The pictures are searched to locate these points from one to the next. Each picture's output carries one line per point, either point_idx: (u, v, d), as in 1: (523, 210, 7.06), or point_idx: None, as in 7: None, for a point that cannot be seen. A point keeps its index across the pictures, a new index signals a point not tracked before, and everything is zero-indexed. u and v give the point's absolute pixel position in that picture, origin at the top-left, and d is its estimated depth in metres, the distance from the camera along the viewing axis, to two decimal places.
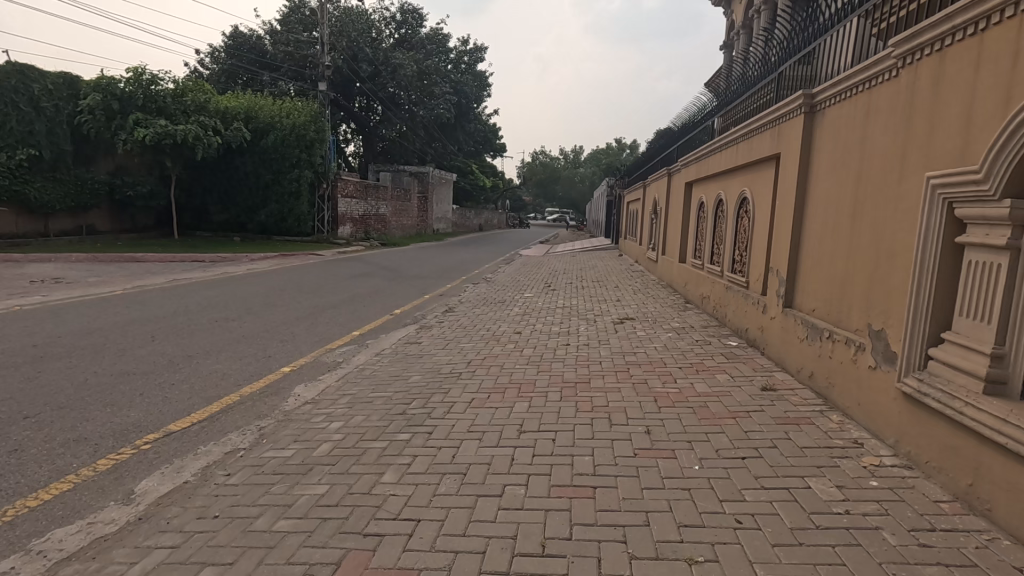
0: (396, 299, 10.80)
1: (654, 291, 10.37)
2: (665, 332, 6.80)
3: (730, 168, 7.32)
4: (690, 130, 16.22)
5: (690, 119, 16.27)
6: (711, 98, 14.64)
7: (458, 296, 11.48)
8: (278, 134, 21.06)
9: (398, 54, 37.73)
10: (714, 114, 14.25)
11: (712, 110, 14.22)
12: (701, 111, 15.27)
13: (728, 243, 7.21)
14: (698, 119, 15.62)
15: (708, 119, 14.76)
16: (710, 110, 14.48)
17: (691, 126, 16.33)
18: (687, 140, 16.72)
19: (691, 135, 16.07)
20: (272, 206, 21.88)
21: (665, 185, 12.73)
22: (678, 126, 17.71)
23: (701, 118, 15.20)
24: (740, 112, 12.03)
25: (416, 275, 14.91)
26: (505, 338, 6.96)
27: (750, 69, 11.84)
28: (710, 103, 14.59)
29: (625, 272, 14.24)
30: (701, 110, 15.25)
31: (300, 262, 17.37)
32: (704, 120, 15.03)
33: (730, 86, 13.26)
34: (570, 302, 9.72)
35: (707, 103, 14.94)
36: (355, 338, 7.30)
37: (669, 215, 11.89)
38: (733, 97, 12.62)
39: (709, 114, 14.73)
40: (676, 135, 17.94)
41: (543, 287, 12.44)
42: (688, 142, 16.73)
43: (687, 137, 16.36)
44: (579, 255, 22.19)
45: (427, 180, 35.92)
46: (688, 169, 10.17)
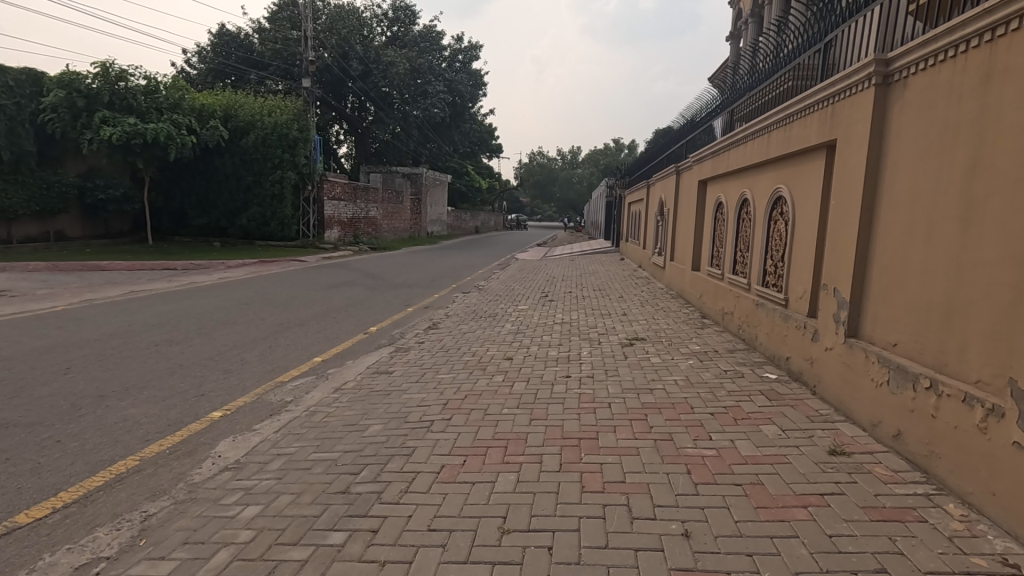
0: (375, 313, 9.66)
1: (663, 303, 9.27)
2: (684, 359, 5.67)
3: (757, 162, 6.20)
4: (695, 128, 15.18)
5: (695, 116, 15.21)
6: (717, 94, 13.60)
7: (445, 308, 10.34)
8: (259, 134, 19.93)
9: (390, 52, 36.72)
10: (721, 110, 13.19)
11: (719, 105, 13.17)
12: (707, 106, 14.23)
13: (756, 251, 6.09)
14: (703, 116, 14.60)
15: (714, 116, 13.74)
16: (717, 107, 13.45)
17: (696, 124, 15.29)
18: (692, 138, 15.65)
19: (696, 133, 15.06)
20: (253, 210, 20.75)
21: (672, 184, 11.60)
22: (682, 125, 16.66)
23: (707, 114, 14.15)
24: (753, 103, 10.97)
25: (402, 283, 13.80)
26: (493, 366, 5.84)
27: (761, 60, 10.82)
28: (716, 100, 13.56)
29: (628, 279, 13.14)
30: (708, 105, 14.23)
31: (279, 269, 16.24)
32: (710, 117, 13.98)
33: (741, 78, 12.21)
34: (569, 316, 8.60)
35: (712, 100, 13.94)
36: (316, 366, 6.16)
37: (679, 218, 10.76)
38: (746, 88, 11.56)
39: (715, 111, 13.71)
40: (680, 133, 16.86)
41: (539, 297, 11.31)
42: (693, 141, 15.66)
43: (692, 136, 15.33)
44: (578, 258, 21.07)
45: (420, 181, 34.82)
46: (701, 166, 9.03)
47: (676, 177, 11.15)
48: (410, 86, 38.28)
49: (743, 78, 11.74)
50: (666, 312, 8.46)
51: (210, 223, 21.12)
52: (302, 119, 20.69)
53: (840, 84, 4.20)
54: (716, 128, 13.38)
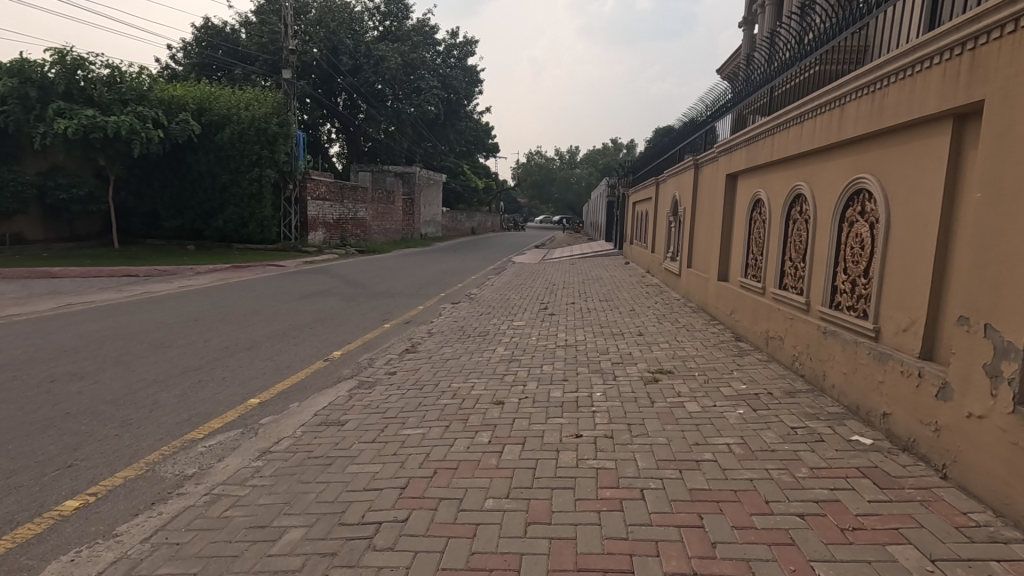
0: (346, 330, 8.25)
1: (684, 319, 7.87)
2: (731, 407, 4.28)
3: (818, 147, 4.84)
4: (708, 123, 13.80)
5: (707, 108, 13.84)
6: (733, 85, 12.22)
7: (429, 324, 8.91)
8: (235, 128, 18.49)
9: (382, 46, 35.45)
10: (738, 104, 11.83)
11: (737, 94, 11.80)
12: (720, 97, 12.90)
13: (820, 262, 4.71)
14: (716, 111, 13.22)
15: (728, 110, 12.36)
16: (733, 101, 12.07)
17: (709, 118, 13.92)
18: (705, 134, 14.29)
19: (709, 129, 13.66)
20: (230, 210, 19.31)
21: (688, 180, 10.22)
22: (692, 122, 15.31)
23: (721, 108, 12.77)
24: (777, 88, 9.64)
25: (386, 291, 12.39)
26: (477, 415, 4.42)
27: (785, 43, 9.50)
28: (732, 93, 12.19)
29: (638, 287, 11.76)
30: (721, 96, 12.87)
31: (253, 275, 14.83)
32: (723, 112, 12.62)
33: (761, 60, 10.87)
34: (574, 337, 7.16)
35: (726, 92, 12.57)
36: (247, 414, 4.73)
37: (698, 220, 9.40)
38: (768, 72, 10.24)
39: (729, 105, 12.33)
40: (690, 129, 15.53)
41: (537, 309, 9.87)
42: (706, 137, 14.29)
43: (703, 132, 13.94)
44: (579, 261, 19.69)
45: (413, 181, 33.36)
46: (729, 157, 7.63)
47: (693, 172, 9.78)
48: (402, 81, 36.87)
49: (765, 64, 10.36)
50: (691, 332, 7.06)
51: (184, 226, 19.69)
52: (283, 113, 19.33)
53: (991, 17, 2.80)
54: (732, 121, 12.01)
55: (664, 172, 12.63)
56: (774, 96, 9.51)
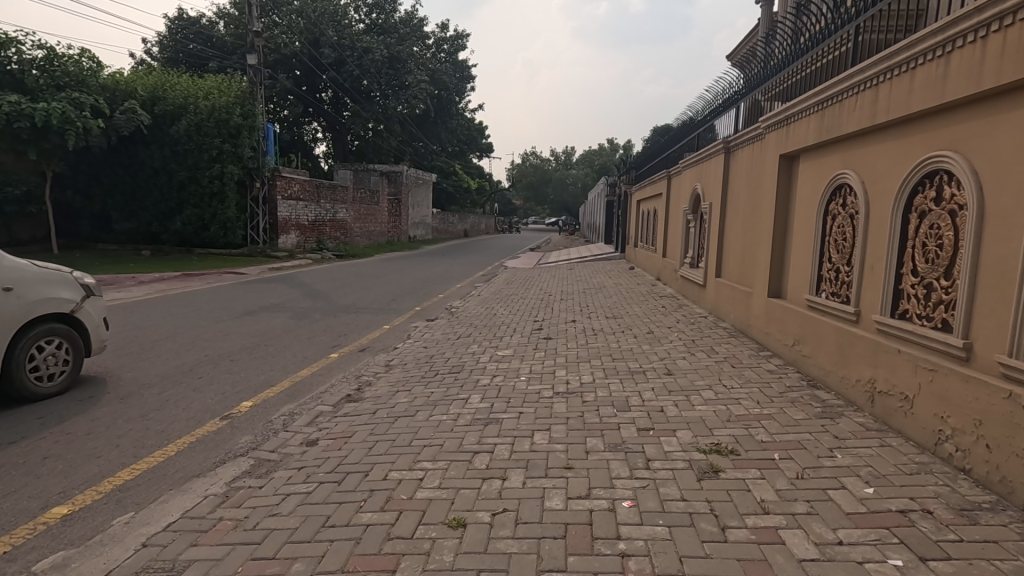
0: (278, 364, 6.29)
1: (722, 348, 5.96)
2: (877, 553, 2.34)
3: (986, 90, 2.94)
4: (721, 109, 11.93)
5: (721, 94, 11.98)
6: (752, 66, 10.36)
7: (389, 353, 6.90)
8: (192, 119, 16.56)
9: (367, 38, 33.55)
10: (757, 87, 9.97)
11: (760, 73, 9.95)
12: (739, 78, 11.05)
13: (997, 283, 2.80)
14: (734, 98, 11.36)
15: (746, 95, 10.51)
16: (753, 85, 10.21)
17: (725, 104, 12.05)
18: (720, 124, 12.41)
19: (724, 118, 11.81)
20: (189, 211, 17.32)
21: (714, 169, 8.32)
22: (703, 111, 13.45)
23: (740, 91, 10.89)
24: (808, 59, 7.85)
25: (350, 305, 10.43)
26: (414, 561, 2.48)
27: (819, 8, 7.68)
28: (751, 75, 10.33)
29: (649, 300, 9.85)
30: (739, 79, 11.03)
31: (202, 285, 12.83)
32: (742, 96, 10.74)
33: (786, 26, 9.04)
34: (580, 378, 5.17)
35: (744, 74, 10.72)
36: (23, 547, 2.75)
37: (730, 218, 7.53)
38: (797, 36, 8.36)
39: (747, 90, 10.48)
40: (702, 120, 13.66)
41: (529, 329, 7.90)
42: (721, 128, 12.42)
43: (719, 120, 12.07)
44: (576, 266, 17.79)
45: (400, 180, 31.38)
46: (782, 133, 5.72)
47: (722, 156, 7.87)
48: (390, 76, 34.87)
49: (790, 37, 8.53)
50: (738, 370, 5.14)
51: (138, 229, 17.71)
52: (248, 102, 17.40)
53: None
54: (753, 108, 10.16)
55: (680, 161, 10.74)
56: (806, 74, 7.68)
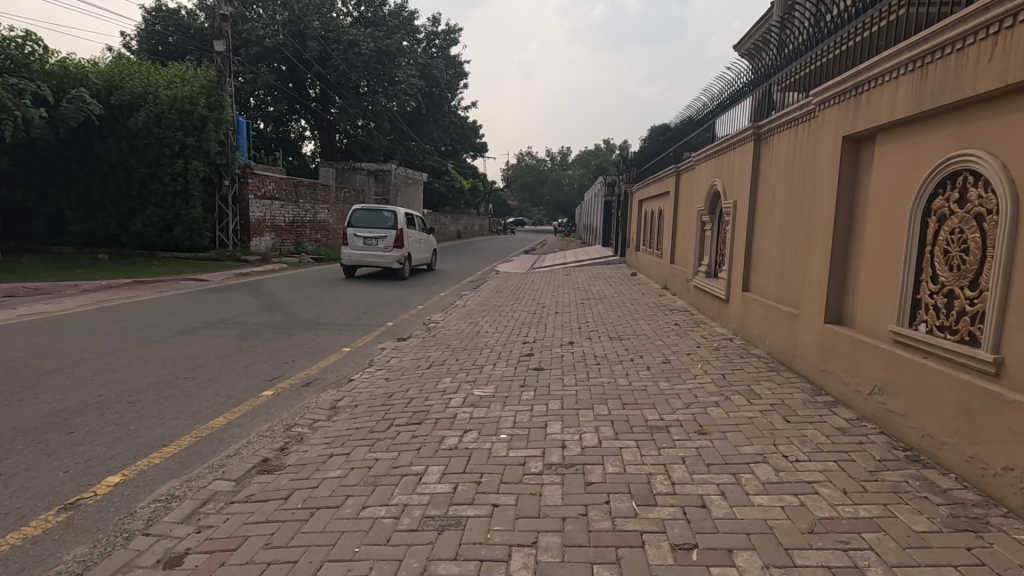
0: (192, 405, 4.89)
1: (766, 389, 4.58)
2: None
3: None
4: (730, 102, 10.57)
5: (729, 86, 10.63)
6: (765, 53, 9.01)
7: (339, 390, 5.49)
8: (151, 110, 15.14)
9: (353, 30, 32.15)
10: (772, 76, 8.61)
11: (776, 59, 8.59)
12: (750, 66, 9.71)
13: None
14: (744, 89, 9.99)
15: (760, 85, 9.16)
16: (767, 73, 8.84)
17: (731, 96, 10.71)
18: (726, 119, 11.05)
19: (732, 112, 10.45)
20: (150, 211, 15.86)
21: (739, 161, 6.95)
22: (709, 107, 12.11)
23: (750, 81, 9.54)
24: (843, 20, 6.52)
25: (311, 320, 9.00)
26: None
27: None
28: (765, 62, 8.98)
29: (657, 315, 8.49)
30: (749, 67, 9.68)
31: (152, 294, 11.37)
32: (753, 87, 9.39)
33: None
34: (582, 437, 3.80)
35: (757, 61, 9.35)
36: None
37: (762, 219, 6.17)
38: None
39: (760, 80, 9.12)
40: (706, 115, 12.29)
41: (516, 353, 6.51)
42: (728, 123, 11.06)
43: (726, 114, 10.72)
44: (573, 272, 16.41)
45: (388, 179, 29.92)
46: (844, 108, 4.35)
47: (750, 146, 6.49)
48: (377, 70, 33.45)
49: (813, 14, 7.19)
50: (800, 428, 3.74)
51: (96, 230, 16.21)
52: (216, 93, 15.99)
53: None
54: (766, 100, 8.81)
55: (692, 154, 9.39)
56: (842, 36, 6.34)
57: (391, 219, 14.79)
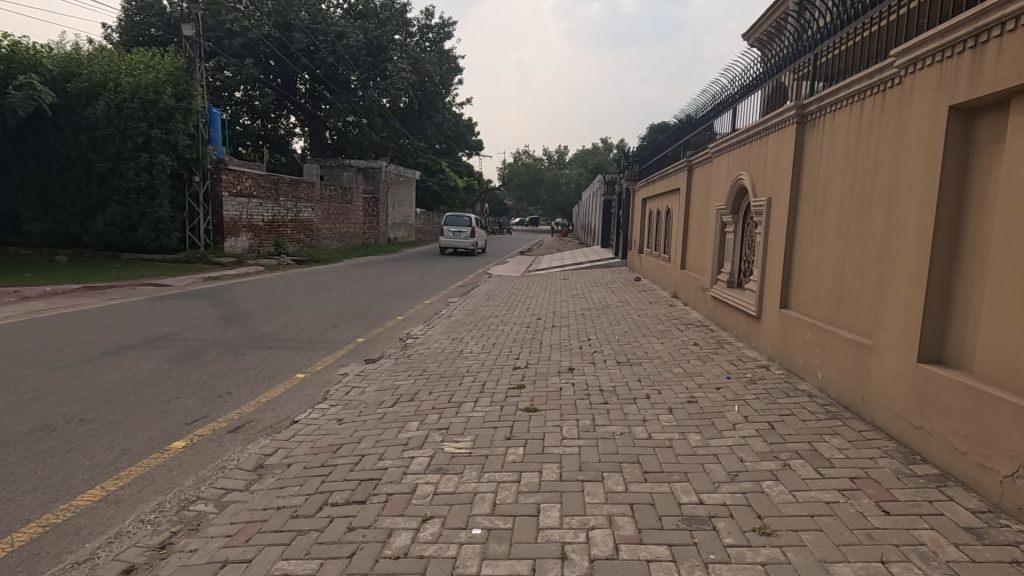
0: (69, 467, 3.67)
1: (836, 449, 3.41)
2: None
3: None
4: (739, 95, 9.43)
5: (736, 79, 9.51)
6: (779, 39, 7.88)
7: (273, 439, 4.27)
8: (111, 99, 13.88)
9: (342, 21, 30.83)
10: (790, 65, 7.47)
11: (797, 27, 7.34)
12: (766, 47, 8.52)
13: None
14: (755, 81, 8.85)
15: (775, 75, 8.01)
16: (784, 61, 7.70)
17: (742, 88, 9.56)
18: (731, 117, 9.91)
19: (740, 108, 9.31)
20: (113, 209, 14.59)
21: (771, 151, 5.79)
22: (712, 103, 10.98)
23: (765, 72, 8.39)
24: None
25: (270, 336, 7.77)
26: None
27: None
28: (780, 50, 7.84)
29: (670, 331, 7.27)
30: (762, 55, 8.54)
31: (100, 301, 10.13)
32: (768, 78, 8.25)
33: None
34: (590, 541, 2.62)
35: (769, 50, 8.22)
36: None
37: (806, 219, 5.01)
38: None
39: (776, 71, 7.97)
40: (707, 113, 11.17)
41: (504, 384, 5.31)
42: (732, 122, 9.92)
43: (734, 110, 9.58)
44: (572, 276, 15.22)
45: (377, 177, 28.69)
46: (950, 68, 3.16)
47: (789, 131, 5.33)
48: (368, 63, 32.13)
49: None
50: (909, 528, 2.56)
51: (54, 230, 14.91)
52: (184, 81, 14.72)
53: None
54: (782, 91, 7.68)
55: (708, 146, 8.23)
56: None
57: (466, 219, 25.55)
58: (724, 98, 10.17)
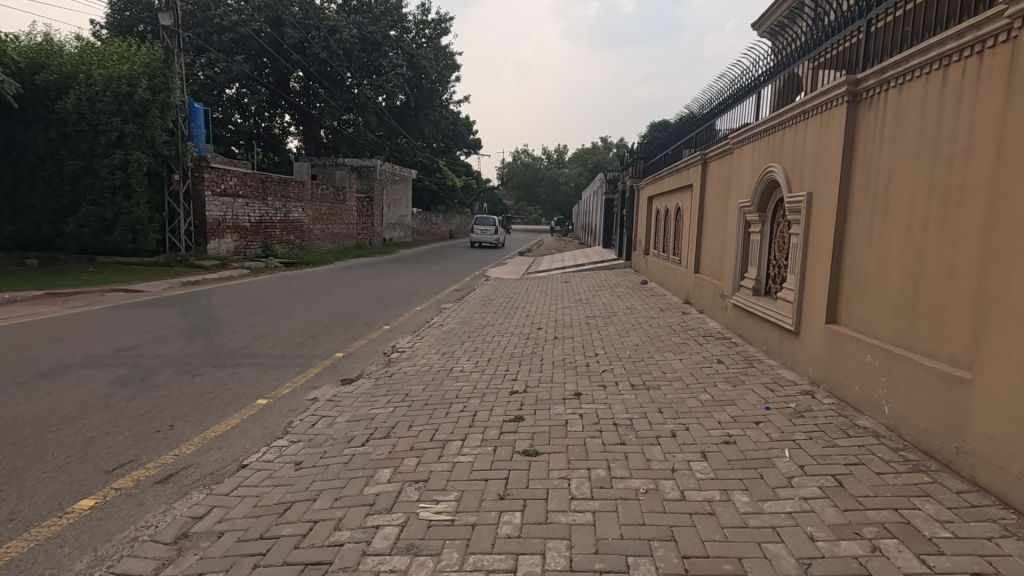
0: None
1: (938, 524, 2.56)
2: None
3: None
4: (748, 89, 8.62)
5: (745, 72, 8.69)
6: (795, 24, 7.05)
7: (209, 495, 3.41)
8: (82, 93, 13.06)
9: (335, 16, 29.98)
10: (805, 54, 6.67)
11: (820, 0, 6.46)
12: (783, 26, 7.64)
13: None
14: (765, 72, 8.04)
15: (791, 65, 7.20)
16: (800, 50, 6.88)
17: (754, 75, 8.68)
18: (735, 114, 9.10)
19: (748, 103, 8.52)
20: (85, 209, 13.73)
21: (810, 138, 4.95)
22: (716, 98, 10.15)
23: (779, 61, 7.57)
24: None
25: (238, 351, 6.91)
26: None
27: None
28: (797, 37, 7.02)
29: (689, 345, 6.42)
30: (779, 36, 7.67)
31: (59, 309, 9.27)
32: (781, 69, 7.44)
33: None
34: None
35: (784, 38, 7.41)
36: None
37: (862, 217, 4.17)
38: None
39: (790, 62, 7.17)
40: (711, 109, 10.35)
41: (500, 415, 4.44)
42: (736, 119, 9.11)
43: (742, 105, 8.77)
44: (573, 279, 14.39)
45: (371, 176, 27.86)
46: None
47: (837, 114, 4.48)
48: (362, 59, 31.25)
49: None
50: None
51: (25, 232, 14.06)
52: (161, 73, 13.89)
53: None
54: (799, 82, 6.83)
55: (727, 137, 7.36)
56: None
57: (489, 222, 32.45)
58: (732, 92, 9.35)
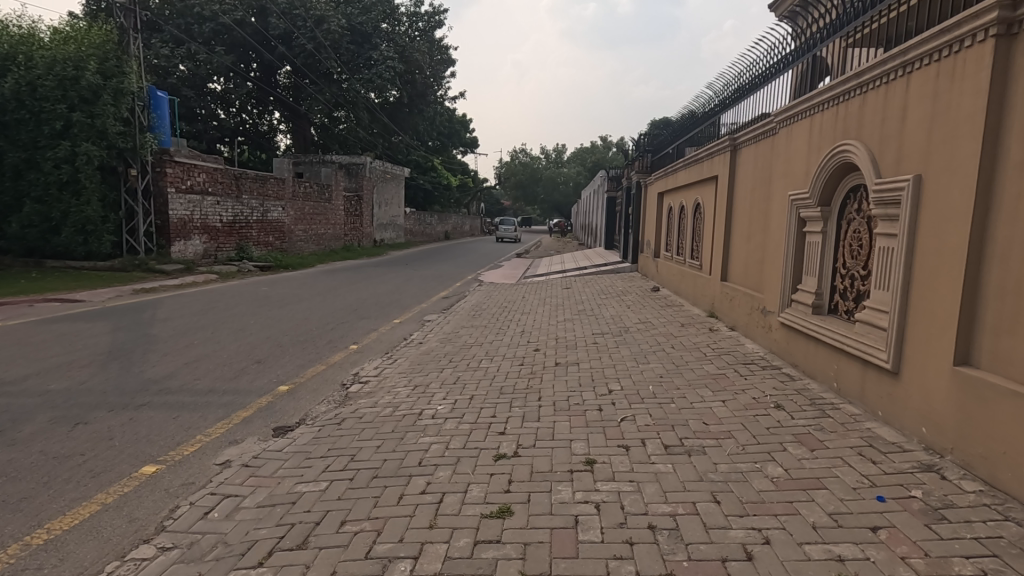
0: None
1: None
2: None
3: None
4: (774, 67, 7.22)
5: (769, 51, 7.29)
6: None
7: None
8: (22, 76, 11.65)
9: (321, 4, 28.48)
10: (850, 20, 5.27)
11: None
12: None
13: None
14: (793, 51, 6.65)
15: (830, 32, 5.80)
16: (844, 15, 5.48)
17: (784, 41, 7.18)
18: (752, 103, 7.70)
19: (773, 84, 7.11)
20: (29, 206, 12.22)
21: (917, 100, 3.51)
22: (733, 85, 8.73)
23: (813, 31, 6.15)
24: None
25: (156, 383, 5.47)
26: None
27: None
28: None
29: (730, 378, 4.99)
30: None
31: None
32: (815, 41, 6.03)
33: None
34: None
35: (816, 8, 6.03)
36: None
37: (1022, 206, 2.77)
38: None
39: (824, 36, 5.79)
40: (725, 97, 8.92)
41: (475, 507, 3.00)
42: (755, 109, 7.71)
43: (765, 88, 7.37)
44: (575, 284, 13.01)
45: (360, 174, 26.45)
46: None
47: (973, 59, 3.05)
48: (351, 51, 29.73)
49: None
50: None
51: None
52: (114, 55, 12.48)
53: None
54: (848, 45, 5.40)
55: (771, 114, 5.90)
56: None
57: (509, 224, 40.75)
58: (752, 76, 7.93)
